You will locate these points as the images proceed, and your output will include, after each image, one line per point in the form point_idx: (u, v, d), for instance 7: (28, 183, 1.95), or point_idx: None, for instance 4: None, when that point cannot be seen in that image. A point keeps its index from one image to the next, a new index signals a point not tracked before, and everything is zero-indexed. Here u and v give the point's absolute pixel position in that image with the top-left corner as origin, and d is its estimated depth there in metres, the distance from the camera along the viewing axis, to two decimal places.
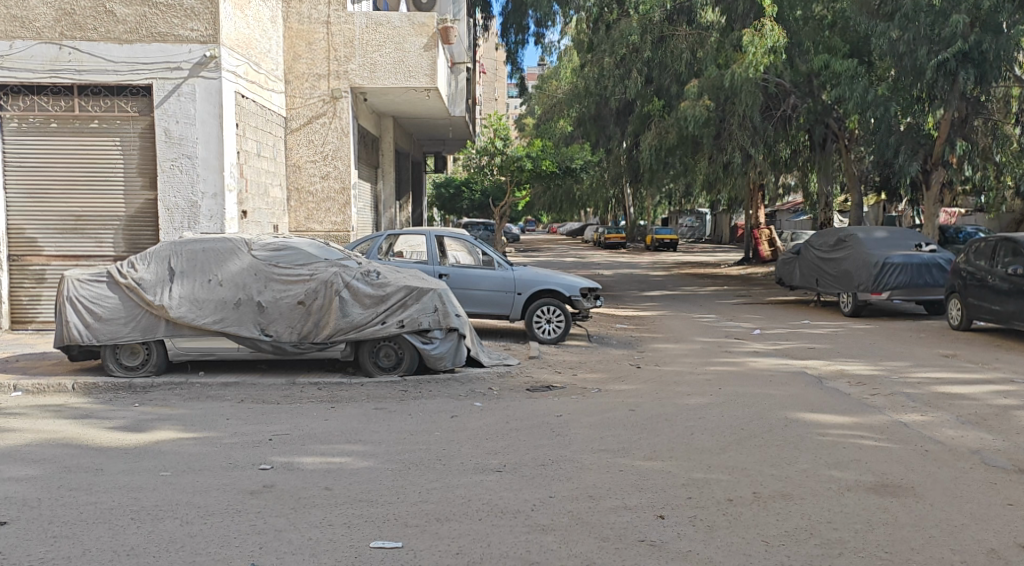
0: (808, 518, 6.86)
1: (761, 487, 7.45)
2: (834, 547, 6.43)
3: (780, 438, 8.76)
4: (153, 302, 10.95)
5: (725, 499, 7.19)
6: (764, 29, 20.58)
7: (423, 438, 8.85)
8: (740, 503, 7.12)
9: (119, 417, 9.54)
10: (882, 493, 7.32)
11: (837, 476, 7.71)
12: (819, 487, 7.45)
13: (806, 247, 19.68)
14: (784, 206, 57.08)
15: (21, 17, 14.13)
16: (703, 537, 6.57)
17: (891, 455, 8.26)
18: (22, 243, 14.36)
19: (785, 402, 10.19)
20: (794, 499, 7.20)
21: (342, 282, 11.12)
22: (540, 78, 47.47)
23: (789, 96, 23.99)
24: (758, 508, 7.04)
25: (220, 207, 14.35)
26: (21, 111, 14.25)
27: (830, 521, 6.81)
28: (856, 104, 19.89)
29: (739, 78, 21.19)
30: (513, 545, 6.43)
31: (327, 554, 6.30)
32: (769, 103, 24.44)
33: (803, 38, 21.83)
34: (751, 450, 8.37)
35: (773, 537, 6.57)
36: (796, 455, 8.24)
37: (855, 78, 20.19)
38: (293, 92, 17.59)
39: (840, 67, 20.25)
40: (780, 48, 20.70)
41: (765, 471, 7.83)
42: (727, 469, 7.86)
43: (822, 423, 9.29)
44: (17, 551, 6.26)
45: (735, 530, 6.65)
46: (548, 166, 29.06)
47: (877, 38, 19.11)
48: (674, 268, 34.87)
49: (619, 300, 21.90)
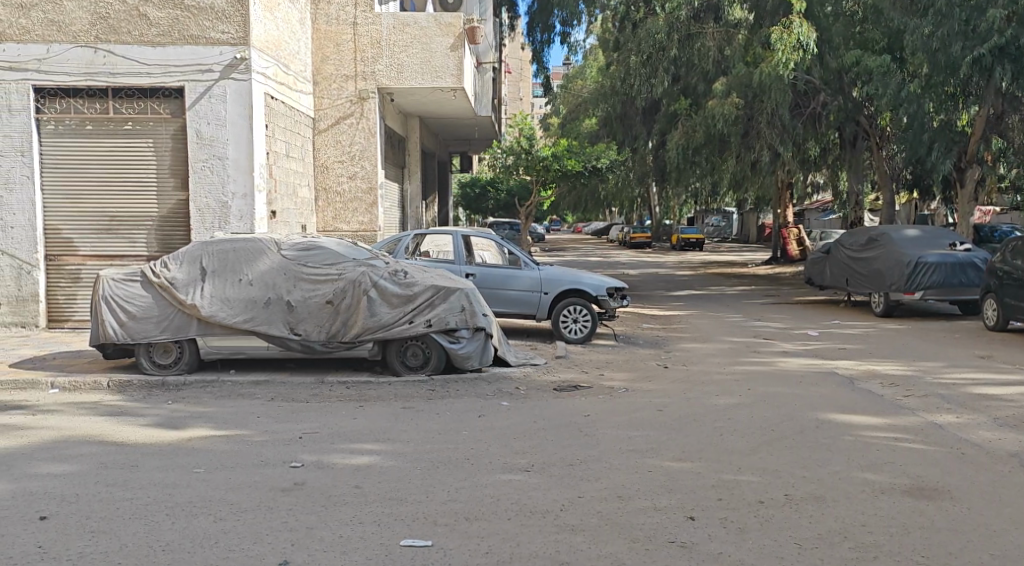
0: (840, 521, 6.87)
1: (792, 489, 7.46)
2: (868, 551, 6.43)
3: (811, 439, 8.76)
4: (185, 302, 11.10)
5: (756, 501, 7.21)
6: (794, 25, 20.45)
7: (452, 437, 8.92)
8: (771, 505, 7.13)
9: (152, 414, 9.67)
10: (917, 496, 7.32)
11: (870, 478, 7.70)
12: (852, 489, 7.45)
13: (836, 247, 19.56)
14: (812, 205, 56.80)
15: (57, 21, 14.35)
16: (733, 539, 6.59)
17: (925, 457, 8.24)
18: (58, 243, 14.58)
19: (816, 403, 10.17)
20: (826, 502, 7.21)
21: (370, 282, 11.21)
22: (565, 77, 47.51)
23: (820, 93, 23.82)
24: (790, 510, 7.05)
25: (249, 208, 14.51)
26: (58, 113, 14.46)
27: (864, 524, 6.81)
28: (890, 101, 19.70)
29: (768, 78, 21.29)
30: (543, 546, 6.48)
31: (358, 551, 6.38)
32: (798, 100, 24.21)
33: (833, 35, 21.66)
34: (782, 451, 8.38)
35: (806, 540, 6.58)
36: (827, 456, 8.25)
37: (887, 76, 20.03)
38: (321, 93, 17.73)
39: (872, 63, 20.07)
40: (810, 45, 20.65)
41: (796, 472, 7.84)
42: (757, 470, 7.87)
43: (854, 425, 9.28)
44: (55, 544, 6.37)
45: (767, 532, 6.68)
46: (572, 165, 29.13)
47: (911, 35, 18.98)
48: (702, 267, 34.76)
49: (647, 300, 21.85)
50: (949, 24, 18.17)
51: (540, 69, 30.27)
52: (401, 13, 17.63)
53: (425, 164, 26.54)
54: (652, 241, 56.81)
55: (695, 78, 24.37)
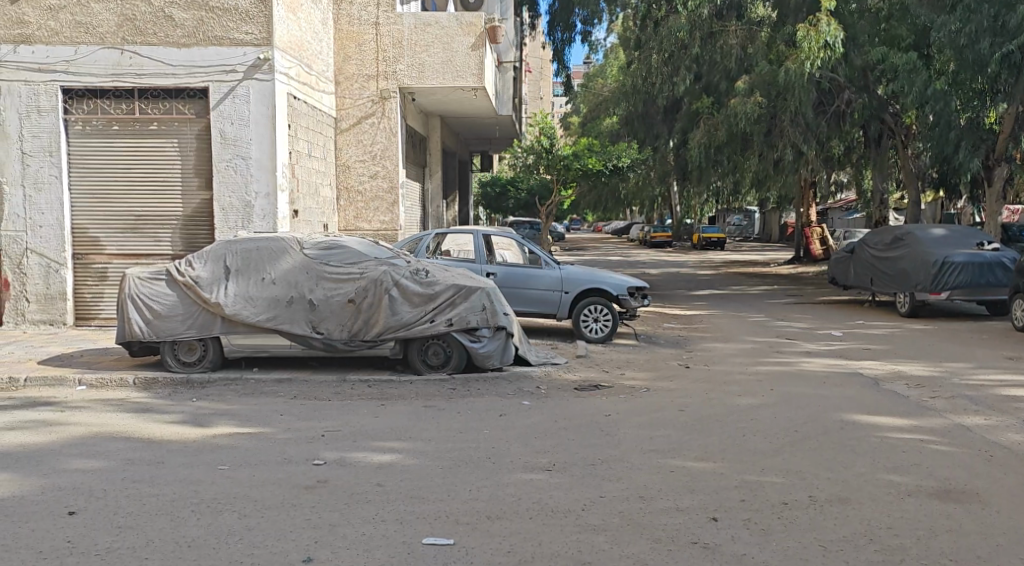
0: (866, 523, 6.87)
1: (817, 490, 7.46)
2: (895, 553, 6.43)
3: (834, 441, 8.75)
4: (210, 301, 11.21)
5: (780, 503, 7.22)
6: (822, 24, 20.32)
7: (473, 436, 8.97)
8: (795, 507, 7.14)
9: (177, 412, 9.78)
10: (944, 498, 7.31)
11: (896, 480, 7.70)
12: (878, 491, 7.44)
13: (861, 246, 19.48)
14: (836, 204, 56.48)
15: (85, 23, 14.50)
16: (757, 540, 6.61)
17: (952, 459, 8.22)
18: (85, 242, 14.73)
19: (839, 404, 10.15)
20: (852, 504, 7.21)
21: (391, 281, 11.28)
22: (585, 76, 47.49)
23: (844, 91, 23.67)
24: (814, 512, 7.06)
25: (272, 207, 14.63)
26: (85, 114, 14.63)
27: (890, 527, 6.81)
28: (916, 99, 19.43)
29: (793, 76, 21.17)
30: (565, 545, 6.51)
31: (381, 549, 6.44)
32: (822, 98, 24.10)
33: (859, 32, 21.41)
34: (806, 452, 8.38)
35: (831, 542, 6.59)
36: (852, 458, 8.24)
37: (914, 73, 19.57)
38: (343, 93, 17.83)
39: (897, 61, 19.72)
40: (836, 45, 20.47)
41: (820, 474, 7.84)
42: (780, 472, 7.88)
43: (879, 426, 9.26)
44: (84, 539, 6.46)
45: (791, 534, 6.69)
46: (593, 164, 29.13)
47: (937, 31, 18.66)
48: (724, 267, 34.65)
49: (668, 299, 21.82)
50: (977, 20, 17.84)
51: (561, 68, 30.28)
52: (422, 12, 17.67)
53: (445, 163, 26.62)
54: (673, 240, 56.65)
55: (717, 77, 24.30)
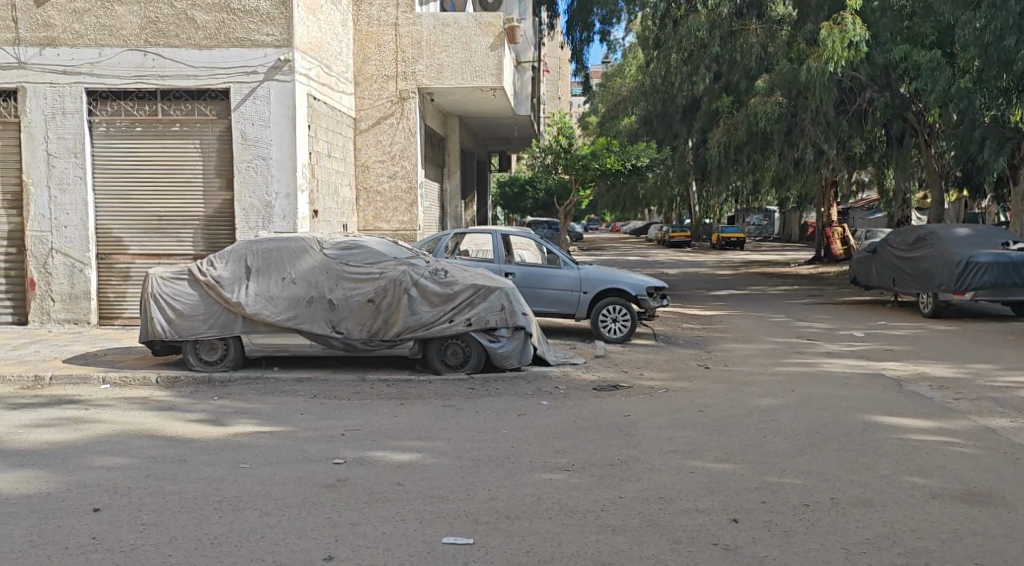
0: (889, 526, 6.86)
1: (839, 493, 7.46)
2: (919, 557, 6.41)
3: (855, 442, 8.73)
4: (231, 300, 11.30)
5: (802, 504, 7.22)
6: (847, 22, 19.97)
7: (492, 436, 9.01)
8: (817, 509, 7.14)
9: (199, 410, 9.87)
10: (969, 502, 7.28)
11: (920, 483, 7.68)
12: (902, 494, 7.43)
13: (883, 246, 19.38)
14: (857, 203, 56.16)
15: (109, 25, 14.65)
16: (778, 542, 6.61)
17: (976, 462, 8.19)
18: (109, 242, 14.88)
19: (861, 406, 10.12)
20: (874, 506, 7.19)
21: (410, 281, 11.33)
22: (604, 75, 47.48)
23: (865, 90, 23.53)
24: (836, 514, 7.05)
25: (292, 207, 14.71)
26: (109, 115, 14.77)
27: (914, 530, 6.79)
28: (938, 98, 19.31)
29: (813, 75, 21.04)
30: (584, 545, 6.54)
31: (401, 548, 6.49)
32: (843, 97, 23.96)
33: (881, 30, 20.90)
34: (827, 454, 8.37)
35: (854, 545, 6.57)
36: (875, 460, 8.22)
37: (938, 71, 19.49)
38: (362, 94, 17.93)
39: (921, 58, 19.54)
40: (862, 44, 20.11)
41: (842, 476, 7.82)
42: (802, 473, 7.87)
43: (902, 428, 9.23)
44: (109, 536, 6.54)
45: (814, 536, 6.69)
46: (612, 164, 29.12)
47: (961, 29, 18.30)
48: (743, 267, 34.54)
49: (687, 300, 21.80)
50: (1003, 17, 17.61)
51: (579, 68, 30.30)
52: (440, 13, 17.74)
53: (464, 163, 26.65)
54: (692, 240, 56.50)
55: (736, 76, 24.25)
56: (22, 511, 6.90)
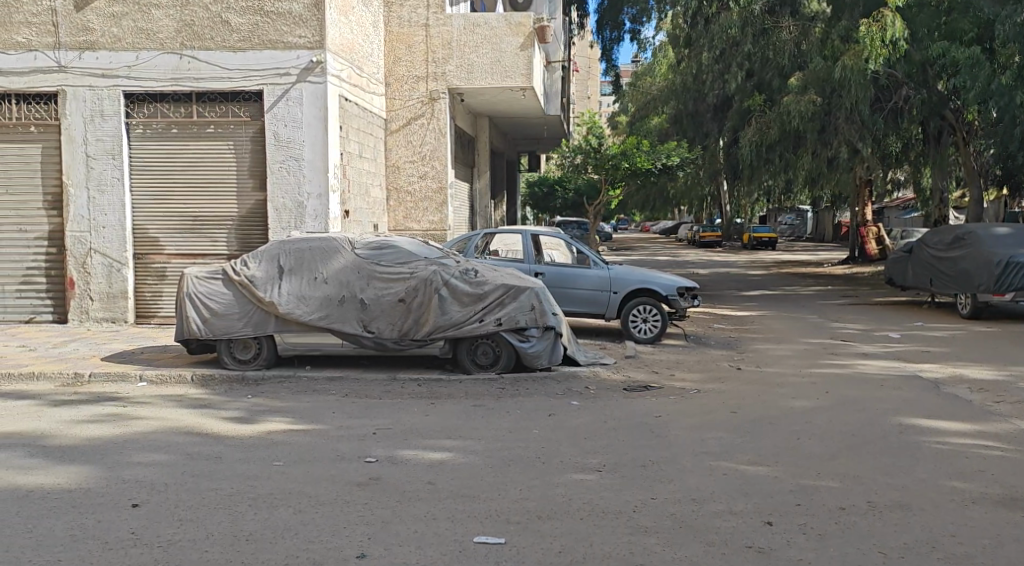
0: (928, 530, 6.82)
1: (875, 496, 7.42)
2: (959, 561, 6.36)
3: (891, 445, 8.69)
4: (264, 299, 11.42)
5: (838, 508, 7.20)
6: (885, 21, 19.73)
7: (523, 436, 9.05)
8: (853, 513, 7.11)
9: (234, 408, 9.98)
10: (1010, 507, 7.22)
11: (960, 487, 7.62)
12: (941, 498, 7.37)
13: (919, 246, 19.21)
14: (892, 203, 55.62)
15: (146, 29, 14.84)
16: (813, 546, 6.59)
17: (1015, 466, 8.12)
18: (145, 242, 15.08)
19: (897, 408, 10.06)
20: (912, 510, 7.15)
21: (441, 280, 11.39)
22: (633, 75, 47.39)
23: (902, 87, 23.24)
24: (873, 518, 7.03)
25: (324, 207, 14.81)
26: (146, 117, 14.97)
27: (953, 535, 6.75)
28: (979, 95, 18.88)
29: (851, 73, 20.79)
30: (617, 546, 6.56)
31: (434, 547, 6.54)
32: (879, 95, 23.71)
33: (918, 26, 20.18)
34: (864, 457, 8.33)
35: (892, 549, 6.54)
36: (912, 463, 8.17)
37: (978, 67, 18.99)
38: (393, 95, 18.02)
39: (960, 55, 19.01)
40: (901, 42, 19.90)
41: (879, 479, 7.79)
42: (838, 476, 7.85)
43: (940, 431, 9.17)
44: (148, 531, 6.64)
45: (850, 540, 6.66)
46: (642, 163, 29.06)
47: (1001, 23, 17.99)
48: (775, 267, 34.32)
49: (718, 300, 21.74)
50: None
51: (609, 67, 30.28)
52: (471, 14, 17.83)
53: (493, 164, 26.73)
54: (723, 240, 56.21)
55: (769, 74, 24.12)
56: (63, 506, 7.03)
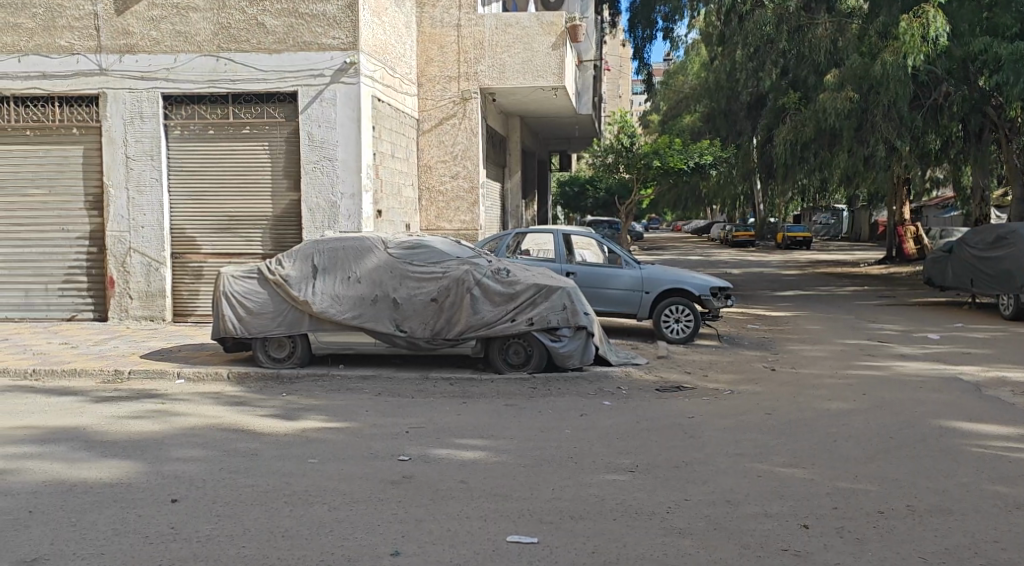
0: (970, 535, 6.76)
1: (915, 500, 7.37)
2: None
3: (929, 448, 8.62)
4: (299, 298, 11.53)
5: (876, 511, 7.16)
6: (927, 17, 19.35)
7: (555, 435, 9.07)
8: (892, 516, 7.08)
9: (270, 406, 10.08)
10: None
11: (1002, 492, 7.55)
12: (983, 503, 7.31)
13: (959, 245, 19.01)
14: (930, 202, 55.03)
15: (183, 32, 15.02)
16: (851, 549, 6.56)
17: None
18: (182, 242, 15.26)
19: (936, 411, 9.97)
20: (954, 515, 7.10)
21: (473, 280, 11.43)
22: (665, 73, 47.24)
23: (941, 84, 22.96)
24: (913, 522, 6.98)
25: (358, 207, 14.91)
26: (183, 119, 15.16)
27: (996, 540, 6.69)
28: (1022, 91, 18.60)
29: (891, 69, 20.31)
30: (650, 547, 6.58)
31: (468, 545, 6.58)
32: (919, 92, 23.44)
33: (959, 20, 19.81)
34: (902, 460, 8.27)
35: (933, 554, 6.49)
36: (952, 467, 8.10)
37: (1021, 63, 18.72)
38: (425, 95, 18.09)
39: (1002, 50, 18.80)
40: (942, 38, 19.45)
41: (919, 483, 7.74)
42: (876, 479, 7.80)
43: (981, 434, 9.08)
44: (186, 526, 6.73)
45: (889, 544, 6.62)
46: (675, 162, 28.98)
47: None
48: (811, 267, 34.05)
49: (751, 300, 21.63)
50: None
51: (641, 66, 30.20)
52: (503, 13, 17.87)
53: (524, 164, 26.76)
54: (757, 240, 55.84)
55: (805, 71, 23.93)
56: (104, 500, 7.15)
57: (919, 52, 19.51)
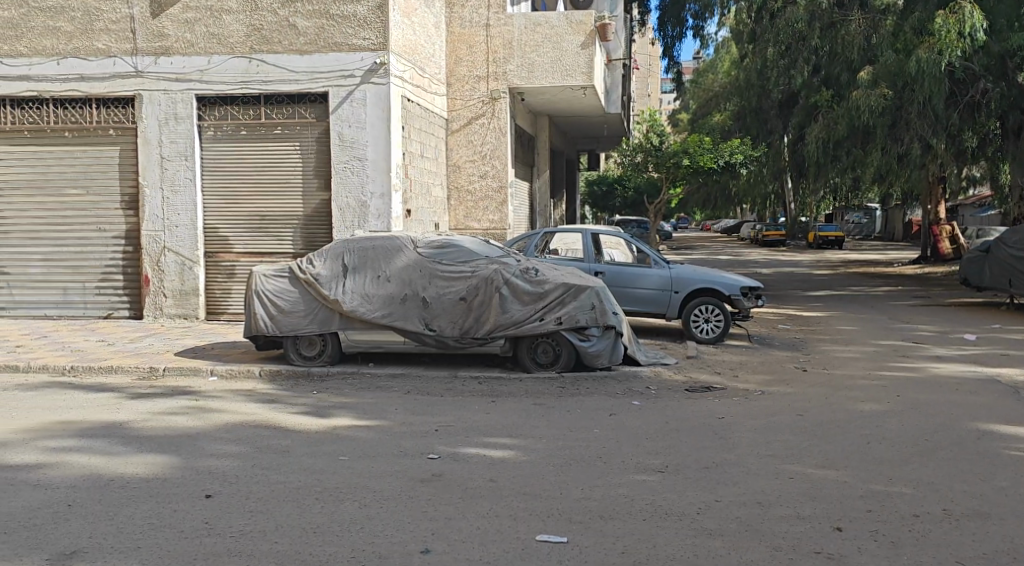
0: (1008, 540, 6.70)
1: (951, 504, 7.31)
2: None
3: (966, 451, 8.55)
4: (329, 297, 11.61)
5: (911, 515, 7.12)
6: (963, 11, 19.13)
7: (585, 435, 9.08)
8: (928, 520, 7.03)
9: (301, 403, 10.17)
10: None
11: None
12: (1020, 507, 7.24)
13: (997, 245, 18.87)
14: (966, 201, 54.36)
15: (217, 34, 15.16)
16: (885, 553, 6.53)
17: None
18: (215, 241, 15.41)
19: (972, 413, 9.88)
20: (991, 519, 7.04)
21: (502, 279, 11.46)
22: (695, 71, 47.03)
23: (979, 81, 22.60)
24: (949, 526, 6.93)
25: (387, 207, 14.96)
26: (217, 120, 15.32)
27: None
28: None
29: (925, 65, 19.76)
30: (681, 548, 6.57)
31: (498, 544, 6.61)
32: (955, 89, 23.14)
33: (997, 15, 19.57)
34: (937, 463, 8.21)
35: (970, 558, 6.44)
36: (989, 471, 8.03)
37: None
38: (454, 95, 18.16)
39: None
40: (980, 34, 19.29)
41: (956, 486, 7.68)
42: (911, 483, 7.75)
43: (1018, 437, 8.99)
44: (220, 522, 6.81)
45: (924, 548, 6.58)
46: (704, 161, 28.86)
47: None
48: (842, 267, 33.78)
49: (781, 300, 21.51)
50: None
51: (671, 65, 30.10)
52: (532, 13, 17.88)
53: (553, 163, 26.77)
54: (787, 239, 55.45)
55: (838, 68, 23.73)
56: (140, 495, 7.24)
57: (954, 48, 19.28)
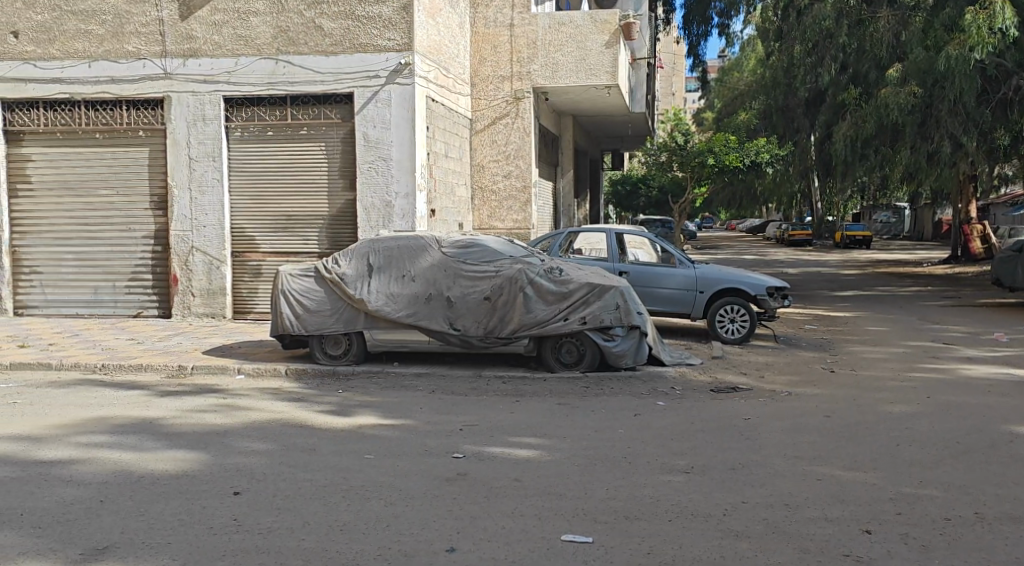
0: None
1: (983, 507, 7.26)
2: None
3: (997, 454, 8.47)
4: (355, 297, 11.67)
5: (942, 518, 7.06)
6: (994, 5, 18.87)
7: (609, 435, 9.07)
8: (959, 524, 6.97)
9: (328, 402, 10.22)
10: None
11: None
12: None
13: None
14: (996, 201, 53.75)
15: (245, 36, 15.29)
16: (915, 557, 6.48)
17: None
18: (241, 240, 15.53)
19: (1002, 415, 9.79)
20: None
21: (526, 279, 11.46)
22: (720, 70, 46.83)
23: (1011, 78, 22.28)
24: (980, 529, 6.88)
25: (412, 207, 15.01)
26: (244, 120, 15.42)
27: None
28: None
29: (954, 62, 19.52)
30: (707, 549, 6.56)
31: (524, 544, 6.62)
32: (986, 86, 22.85)
33: None
34: (969, 466, 8.15)
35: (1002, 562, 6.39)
36: (1021, 473, 7.96)
37: None
38: (479, 95, 18.20)
39: None
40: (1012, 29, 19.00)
41: (988, 489, 7.61)
42: (942, 485, 7.69)
43: None
44: (248, 518, 6.86)
45: (955, 552, 6.54)
46: (730, 160, 28.74)
47: None
48: (869, 266, 33.52)
49: (807, 300, 21.39)
50: None
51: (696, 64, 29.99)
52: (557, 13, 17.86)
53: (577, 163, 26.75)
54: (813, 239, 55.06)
55: (865, 66, 23.55)
56: (169, 491, 7.31)
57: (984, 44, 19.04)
